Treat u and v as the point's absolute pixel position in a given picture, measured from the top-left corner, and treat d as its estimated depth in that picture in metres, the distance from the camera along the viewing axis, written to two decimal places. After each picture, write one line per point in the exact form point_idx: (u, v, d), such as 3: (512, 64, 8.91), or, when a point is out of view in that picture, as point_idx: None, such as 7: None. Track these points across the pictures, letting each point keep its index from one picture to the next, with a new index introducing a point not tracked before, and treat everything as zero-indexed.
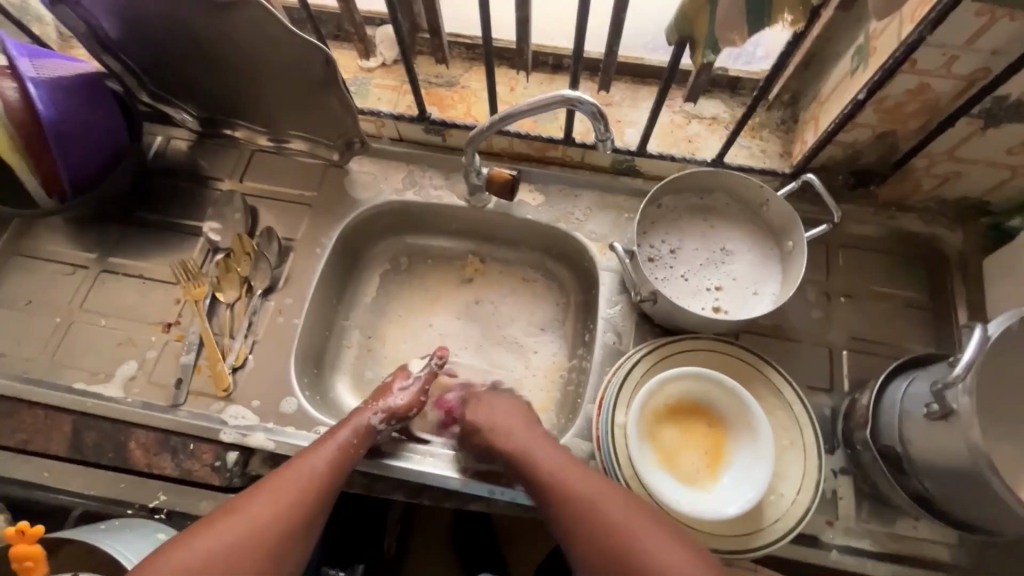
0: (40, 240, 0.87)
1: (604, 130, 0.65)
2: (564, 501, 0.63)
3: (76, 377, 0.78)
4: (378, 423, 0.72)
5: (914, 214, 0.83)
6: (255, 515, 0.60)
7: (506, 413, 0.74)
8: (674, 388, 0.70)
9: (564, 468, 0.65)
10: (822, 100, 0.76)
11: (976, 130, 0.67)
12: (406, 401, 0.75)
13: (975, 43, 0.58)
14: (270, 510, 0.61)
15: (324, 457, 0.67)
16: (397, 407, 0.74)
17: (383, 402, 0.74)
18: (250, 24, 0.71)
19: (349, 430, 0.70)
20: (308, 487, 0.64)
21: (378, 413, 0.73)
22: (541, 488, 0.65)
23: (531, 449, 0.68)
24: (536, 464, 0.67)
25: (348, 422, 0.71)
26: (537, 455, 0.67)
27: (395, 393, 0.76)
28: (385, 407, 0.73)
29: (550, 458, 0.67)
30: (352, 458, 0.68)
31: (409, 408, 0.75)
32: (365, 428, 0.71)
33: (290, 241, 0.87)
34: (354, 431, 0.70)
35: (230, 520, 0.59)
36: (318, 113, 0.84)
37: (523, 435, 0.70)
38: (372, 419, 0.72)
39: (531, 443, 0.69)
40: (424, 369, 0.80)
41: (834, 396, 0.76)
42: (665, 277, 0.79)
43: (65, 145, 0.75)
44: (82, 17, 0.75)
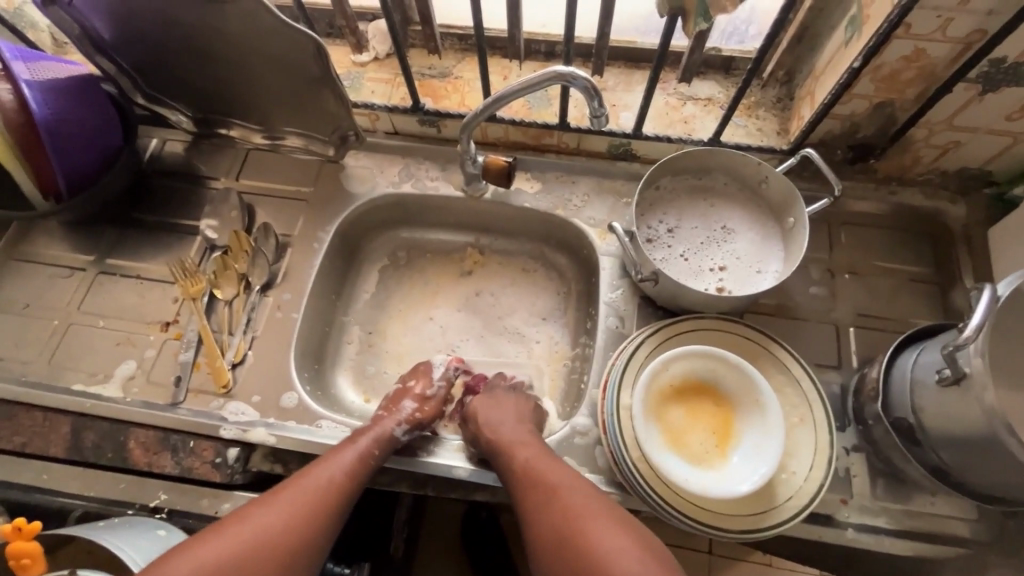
0: (38, 244, 0.87)
1: (599, 106, 0.64)
2: (542, 502, 0.62)
3: (74, 378, 0.77)
4: (401, 434, 0.71)
5: (914, 188, 0.82)
6: (269, 524, 0.59)
7: (506, 409, 0.74)
8: (679, 367, 0.69)
9: (551, 467, 0.64)
10: (817, 75, 0.75)
11: (974, 96, 0.66)
12: (428, 409, 0.75)
13: (969, 4, 0.58)
14: (286, 520, 0.60)
15: (341, 466, 0.66)
16: (420, 415, 0.74)
17: (404, 412, 0.73)
18: (240, 16, 0.71)
19: (371, 438, 0.69)
20: (322, 495, 0.63)
21: (401, 424, 0.72)
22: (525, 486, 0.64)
23: (515, 444, 0.68)
24: (518, 459, 0.66)
25: (371, 430, 0.70)
26: (520, 452, 0.67)
27: (417, 401, 0.76)
28: (409, 417, 0.73)
29: (532, 457, 0.66)
30: (371, 467, 0.68)
31: (432, 416, 0.75)
32: (386, 437, 0.70)
33: (287, 237, 0.87)
34: (377, 440, 0.69)
35: (241, 525, 0.58)
36: (312, 107, 0.84)
37: (514, 432, 0.70)
38: (397, 430, 0.71)
39: (519, 439, 0.69)
40: (441, 375, 0.80)
41: (843, 372, 0.75)
42: (665, 257, 0.78)
43: (60, 144, 0.75)
44: (77, 19, 0.75)
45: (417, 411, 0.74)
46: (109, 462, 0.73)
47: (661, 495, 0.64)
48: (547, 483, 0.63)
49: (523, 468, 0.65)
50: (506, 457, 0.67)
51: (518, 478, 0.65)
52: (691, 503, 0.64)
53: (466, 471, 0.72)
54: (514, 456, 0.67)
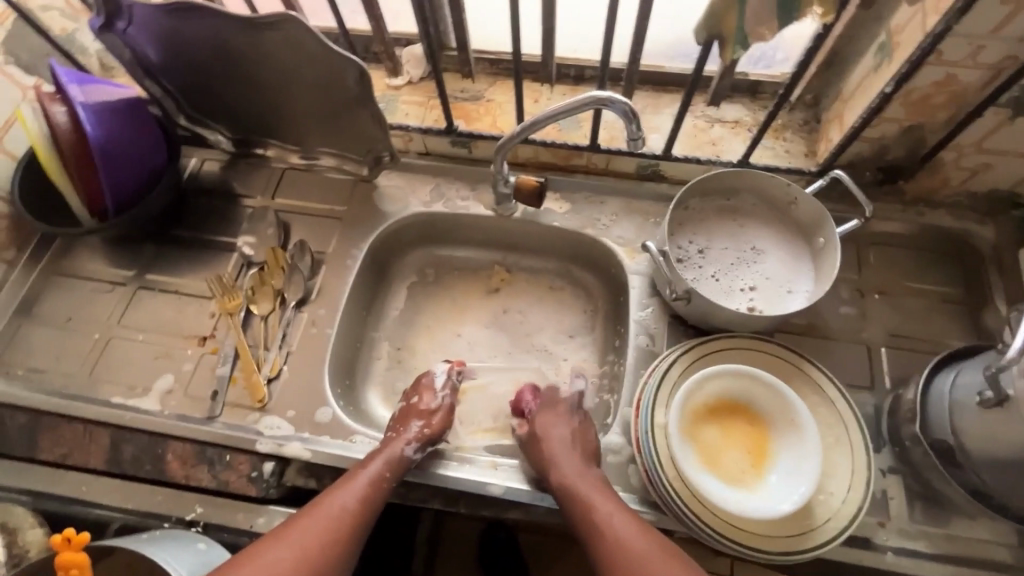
0: (80, 260, 0.89)
1: (636, 129, 0.65)
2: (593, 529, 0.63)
3: (114, 391, 0.79)
4: (413, 453, 0.71)
5: (943, 210, 0.82)
6: (281, 558, 0.58)
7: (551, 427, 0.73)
8: (714, 386, 0.69)
9: (631, 535, 0.61)
10: (845, 99, 0.77)
11: (1004, 120, 0.67)
12: (436, 422, 0.74)
13: (1000, 31, 0.59)
14: (294, 555, 0.59)
15: (354, 493, 0.65)
16: (429, 430, 0.73)
17: (412, 430, 0.73)
18: (287, 42, 0.74)
19: (382, 461, 0.69)
20: (336, 526, 0.62)
21: (411, 444, 0.71)
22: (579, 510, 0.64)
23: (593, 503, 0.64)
24: (595, 517, 0.63)
25: (382, 452, 0.70)
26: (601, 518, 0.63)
27: (424, 417, 0.75)
28: (418, 434, 0.72)
29: (613, 520, 0.62)
30: (385, 490, 0.67)
31: (441, 429, 0.74)
32: (397, 459, 0.69)
33: (321, 254, 0.89)
34: (388, 462, 0.69)
35: (252, 563, 0.58)
36: (350, 129, 0.86)
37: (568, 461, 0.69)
38: (408, 449, 0.70)
39: (596, 494, 0.65)
40: (443, 384, 0.80)
41: (877, 393, 0.74)
42: (695, 276, 0.79)
43: (110, 165, 0.78)
44: (129, 46, 0.79)
45: (426, 427, 0.73)
46: (146, 475, 0.73)
47: (699, 516, 0.64)
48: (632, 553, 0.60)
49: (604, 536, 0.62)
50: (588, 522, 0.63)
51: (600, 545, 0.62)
52: (732, 524, 0.64)
53: (494, 483, 0.72)
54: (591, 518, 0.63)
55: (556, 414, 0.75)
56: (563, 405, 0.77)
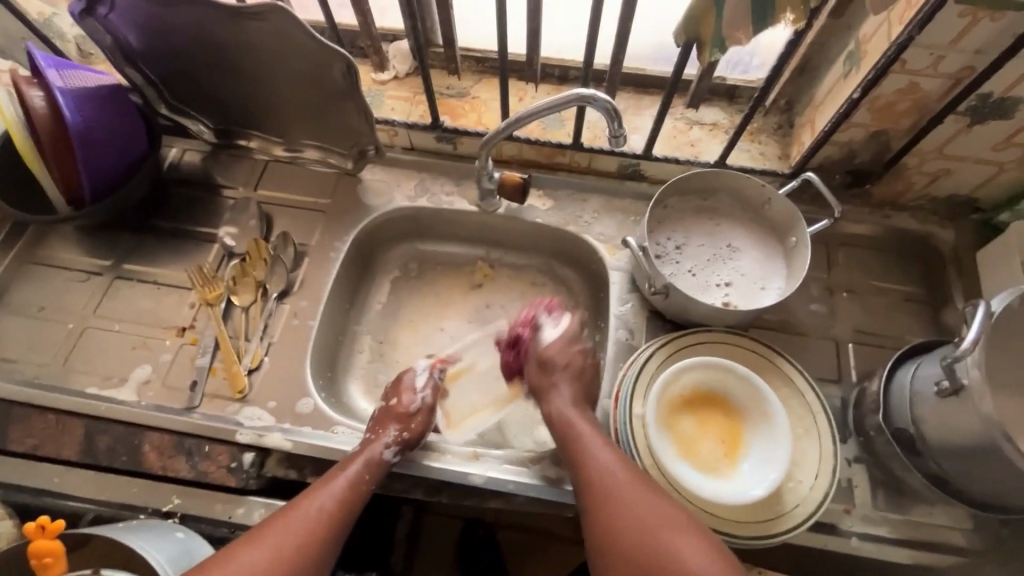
0: (55, 248, 0.87)
1: (618, 126, 0.67)
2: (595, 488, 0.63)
3: (89, 382, 0.78)
4: (391, 456, 0.70)
5: (907, 213, 0.86)
6: (257, 561, 0.57)
7: (560, 352, 0.75)
8: (689, 378, 0.71)
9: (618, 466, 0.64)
10: (817, 104, 0.80)
11: (963, 127, 0.71)
12: (414, 428, 0.73)
13: (959, 43, 0.63)
14: (272, 556, 0.58)
15: (332, 495, 0.64)
16: (407, 435, 0.72)
17: (392, 433, 0.71)
18: (272, 32, 0.74)
19: (360, 464, 0.67)
20: (314, 528, 0.61)
21: (390, 446, 0.70)
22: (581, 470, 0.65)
23: (585, 440, 0.67)
24: (594, 478, 0.64)
25: (360, 454, 0.68)
26: (591, 453, 0.66)
27: (402, 421, 0.73)
28: (396, 436, 0.71)
29: (603, 452, 0.65)
30: (363, 492, 0.66)
31: (420, 431, 0.73)
32: (376, 461, 0.68)
33: (304, 246, 0.89)
34: (366, 465, 0.67)
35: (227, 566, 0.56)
36: (335, 122, 0.87)
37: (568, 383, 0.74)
38: (386, 453, 0.69)
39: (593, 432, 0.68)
40: (424, 383, 0.79)
41: (844, 386, 0.78)
42: (673, 272, 0.81)
43: (89, 150, 0.77)
44: (110, 32, 0.77)
45: (404, 431, 0.72)
46: (121, 466, 0.72)
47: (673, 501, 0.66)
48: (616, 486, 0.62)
49: (593, 470, 0.64)
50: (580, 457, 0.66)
51: (586, 474, 0.65)
52: (706, 511, 0.66)
53: (472, 475, 0.73)
54: (584, 452, 0.66)
55: (561, 354, 0.75)
56: (570, 340, 0.77)
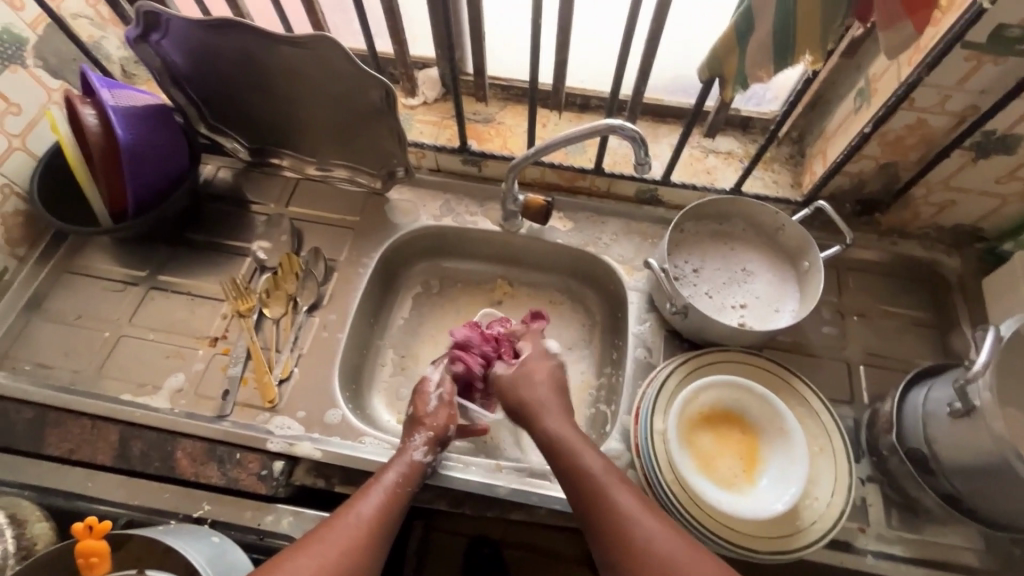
0: (93, 259, 0.91)
1: (644, 153, 0.71)
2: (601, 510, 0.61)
3: (124, 389, 0.80)
4: (423, 457, 0.72)
5: (914, 241, 0.90)
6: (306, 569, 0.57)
7: (549, 370, 0.78)
8: (708, 395, 0.74)
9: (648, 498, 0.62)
10: (828, 136, 0.84)
11: (968, 161, 0.74)
12: (436, 426, 0.75)
13: (965, 84, 0.66)
14: (319, 565, 0.58)
15: (373, 503, 0.65)
16: (434, 433, 0.74)
17: (417, 438, 0.74)
18: (314, 59, 0.78)
19: (394, 471, 0.70)
20: (359, 536, 0.62)
21: (421, 448, 0.73)
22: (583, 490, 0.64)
23: (604, 470, 0.64)
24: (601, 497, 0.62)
25: (395, 464, 0.70)
26: (603, 478, 0.63)
27: (424, 426, 0.75)
28: (425, 437, 0.74)
29: (624, 481, 0.63)
30: (400, 500, 0.67)
31: (444, 425, 0.75)
32: (410, 467, 0.71)
33: (334, 262, 0.92)
34: (402, 472, 0.70)
35: None
36: (367, 144, 0.91)
37: (558, 402, 0.74)
38: (417, 453, 0.72)
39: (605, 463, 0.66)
40: (438, 380, 0.80)
41: (856, 407, 0.80)
42: (690, 293, 0.85)
43: (136, 165, 0.80)
44: (161, 55, 0.82)
45: (429, 433, 0.74)
46: (154, 471, 0.74)
47: (694, 514, 0.68)
48: (650, 512, 0.60)
49: (623, 499, 0.61)
50: (605, 487, 0.63)
51: (594, 495, 0.62)
52: (726, 526, 0.68)
53: (495, 486, 0.75)
54: (606, 482, 0.63)
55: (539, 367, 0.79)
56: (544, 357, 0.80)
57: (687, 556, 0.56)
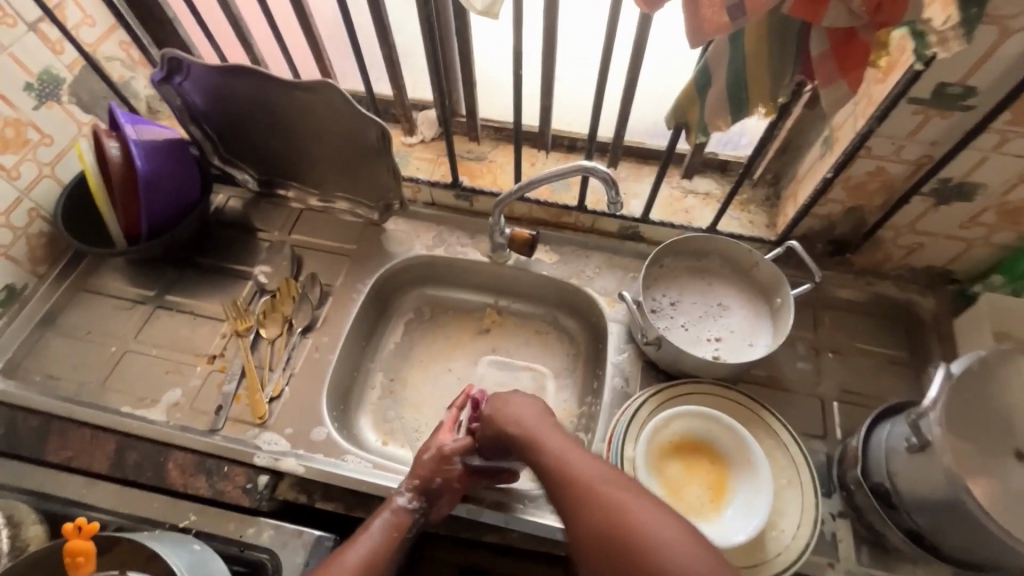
0: (108, 279, 0.97)
1: (615, 193, 0.75)
2: (584, 498, 0.60)
3: (125, 401, 0.85)
4: (408, 502, 0.74)
5: (889, 281, 0.93)
6: None
7: (527, 404, 0.76)
8: (679, 425, 0.76)
9: (636, 495, 0.58)
10: (799, 179, 0.88)
11: (929, 207, 0.78)
12: (423, 471, 0.76)
13: (916, 135, 0.70)
14: None
15: (363, 547, 0.69)
16: (418, 480, 0.75)
17: (406, 482, 0.76)
18: (322, 103, 0.85)
19: (384, 516, 0.73)
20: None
21: (405, 493, 0.75)
22: (564, 483, 0.63)
23: (588, 474, 0.62)
24: (582, 483, 0.62)
25: (383, 508, 0.74)
26: (580, 468, 0.63)
27: (412, 469, 0.77)
28: (410, 484, 0.75)
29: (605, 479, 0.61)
30: (397, 539, 0.72)
31: (431, 475, 0.75)
32: (397, 512, 0.73)
33: (329, 287, 0.97)
34: (389, 517, 0.73)
35: None
36: (365, 179, 0.97)
37: (544, 425, 0.72)
38: (400, 500, 0.74)
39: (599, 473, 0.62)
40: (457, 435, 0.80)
41: (828, 443, 0.82)
42: (667, 326, 0.89)
43: (151, 194, 0.88)
44: (181, 96, 0.90)
45: (414, 477, 0.75)
46: (146, 481, 0.78)
47: None
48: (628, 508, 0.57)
49: (602, 497, 0.59)
50: (585, 489, 0.61)
51: (576, 486, 0.62)
52: None
53: (469, 507, 0.78)
54: (587, 483, 0.61)
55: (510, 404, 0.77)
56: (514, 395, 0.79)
57: (671, 533, 0.55)
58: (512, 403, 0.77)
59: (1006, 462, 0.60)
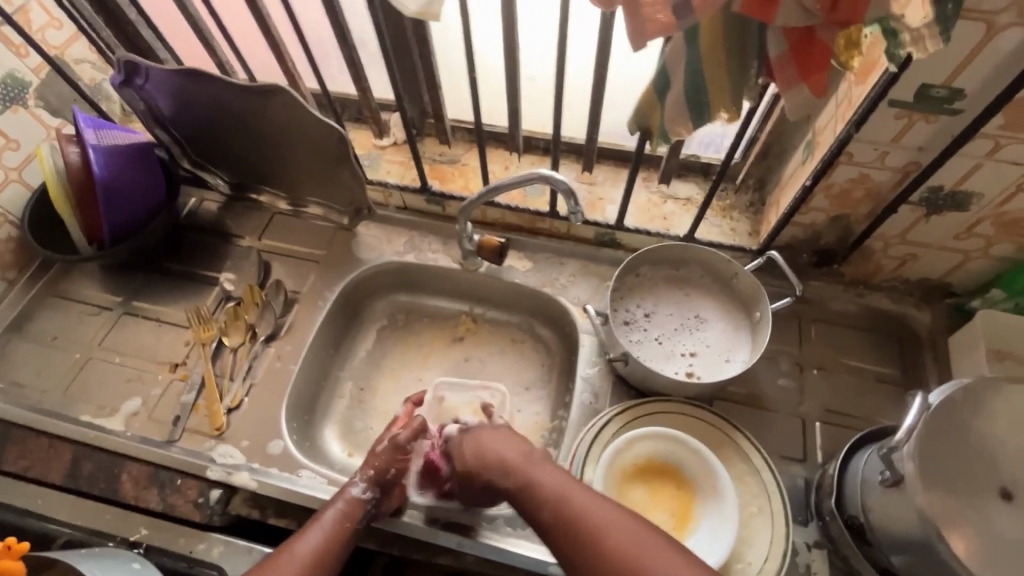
0: (75, 284, 0.96)
1: (575, 204, 0.73)
2: (588, 535, 0.58)
3: (86, 410, 0.84)
4: (362, 493, 0.71)
5: (882, 293, 0.87)
6: None
7: (505, 436, 0.72)
8: (643, 447, 0.73)
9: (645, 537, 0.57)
10: (782, 185, 0.83)
11: (920, 217, 0.73)
12: (379, 462, 0.74)
13: (901, 141, 0.65)
14: None
15: (314, 540, 0.65)
16: (374, 471, 0.73)
17: (361, 470, 0.73)
18: (283, 107, 0.83)
19: (338, 508, 0.69)
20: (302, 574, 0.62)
21: (359, 483, 0.72)
22: (564, 516, 0.61)
23: (590, 509, 0.60)
24: (586, 518, 0.59)
25: (337, 500, 0.70)
26: (582, 501, 0.61)
27: (367, 459, 0.75)
28: (365, 474, 0.73)
29: (611, 515, 0.59)
30: (348, 532, 0.68)
31: (386, 466, 0.74)
32: (353, 504, 0.70)
33: (296, 294, 0.95)
34: (344, 510, 0.69)
35: None
36: (333, 183, 0.95)
37: (530, 455, 0.69)
38: (354, 489, 0.71)
39: (611, 516, 0.59)
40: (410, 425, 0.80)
41: (808, 467, 0.77)
42: (639, 339, 0.84)
43: (111, 200, 0.86)
44: (144, 97, 0.88)
45: (370, 466, 0.73)
46: (100, 492, 0.77)
47: None
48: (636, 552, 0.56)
49: (608, 537, 0.57)
50: (590, 525, 0.59)
51: (579, 520, 0.60)
52: None
53: (424, 529, 0.75)
54: (592, 518, 0.59)
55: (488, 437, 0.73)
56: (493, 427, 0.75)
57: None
58: (488, 439, 0.72)
59: (988, 502, 0.55)
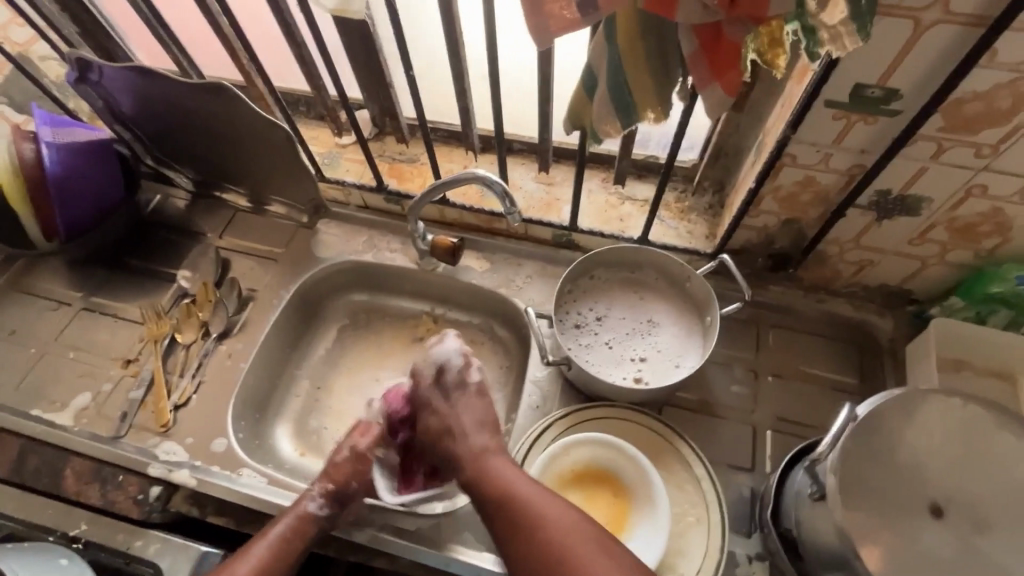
0: (34, 279, 0.97)
1: (511, 204, 0.77)
2: (529, 527, 0.60)
3: (36, 404, 0.85)
4: (317, 509, 0.70)
5: (843, 298, 0.84)
6: None
7: (477, 403, 0.72)
8: (581, 452, 0.72)
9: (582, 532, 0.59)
10: (736, 187, 0.81)
11: (871, 221, 0.70)
12: (341, 473, 0.72)
13: (842, 142, 0.63)
14: None
15: (261, 553, 0.66)
16: (333, 485, 0.71)
17: (318, 484, 0.71)
18: (233, 105, 0.83)
19: (288, 521, 0.69)
20: None
21: (315, 499, 0.70)
22: (507, 507, 0.62)
23: (533, 503, 0.61)
24: (528, 511, 0.61)
25: (288, 513, 0.70)
26: (526, 496, 0.62)
27: (326, 471, 0.72)
28: (322, 488, 0.71)
29: (553, 511, 0.60)
30: (298, 547, 0.68)
31: (348, 480, 0.72)
32: (303, 517, 0.69)
33: (252, 292, 0.95)
34: (295, 523, 0.69)
35: None
36: (290, 181, 0.95)
37: (488, 444, 0.69)
38: (309, 505, 0.70)
39: (552, 507, 0.61)
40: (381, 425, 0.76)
41: (755, 476, 0.75)
42: (588, 343, 0.83)
43: (65, 197, 0.87)
44: (103, 96, 0.88)
45: (328, 481, 0.71)
46: (44, 487, 0.78)
47: None
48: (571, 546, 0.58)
49: (547, 528, 0.59)
50: (531, 516, 0.60)
51: (521, 512, 0.61)
52: None
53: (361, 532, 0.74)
54: (534, 511, 0.60)
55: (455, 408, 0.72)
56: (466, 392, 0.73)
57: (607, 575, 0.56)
58: (458, 410, 0.71)
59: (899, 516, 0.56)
